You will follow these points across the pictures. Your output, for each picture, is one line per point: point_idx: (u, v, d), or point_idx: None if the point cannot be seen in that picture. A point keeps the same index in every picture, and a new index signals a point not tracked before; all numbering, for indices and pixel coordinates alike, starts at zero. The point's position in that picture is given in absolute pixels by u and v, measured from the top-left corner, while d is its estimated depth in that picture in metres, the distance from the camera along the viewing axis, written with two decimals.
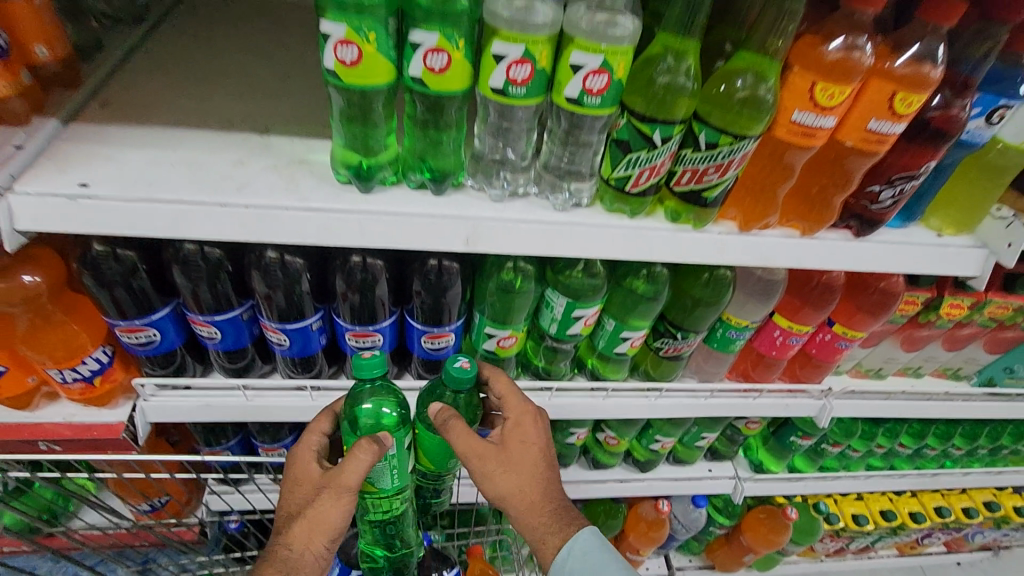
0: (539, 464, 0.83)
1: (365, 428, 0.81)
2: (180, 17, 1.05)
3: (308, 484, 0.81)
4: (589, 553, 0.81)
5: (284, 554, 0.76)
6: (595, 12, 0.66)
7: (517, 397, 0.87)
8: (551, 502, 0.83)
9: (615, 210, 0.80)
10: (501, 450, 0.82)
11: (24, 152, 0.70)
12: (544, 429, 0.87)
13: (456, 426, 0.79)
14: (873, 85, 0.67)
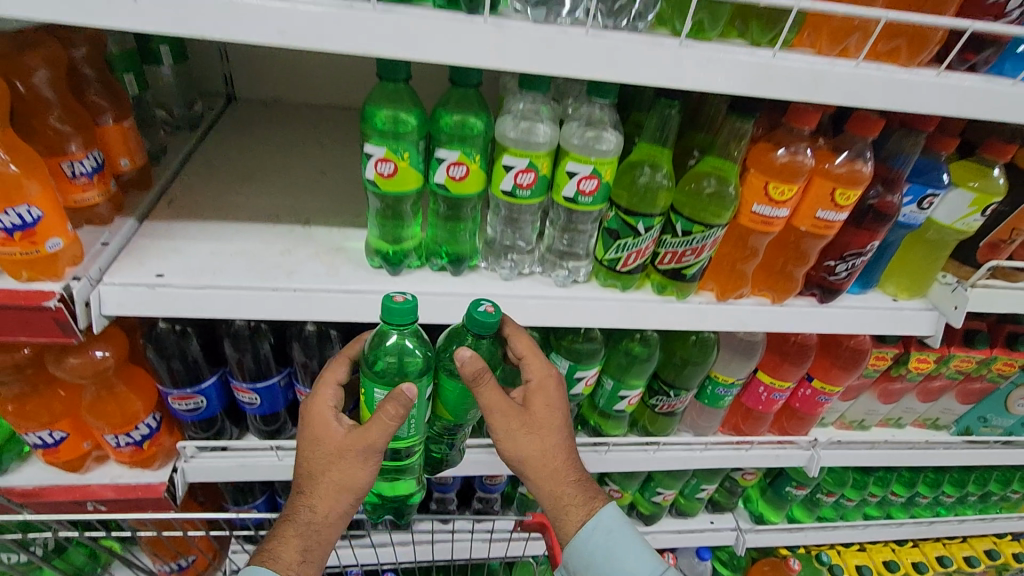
0: (563, 429, 0.83)
1: (389, 373, 0.76)
2: (229, 123, 1.21)
3: (322, 449, 0.77)
4: (612, 530, 0.85)
5: (305, 519, 0.78)
6: (585, 129, 0.81)
7: (541, 360, 0.81)
8: (570, 474, 0.84)
9: (608, 285, 0.92)
10: (524, 415, 0.80)
11: (109, 248, 0.83)
12: (565, 390, 0.85)
13: (487, 388, 0.74)
14: (817, 183, 0.82)
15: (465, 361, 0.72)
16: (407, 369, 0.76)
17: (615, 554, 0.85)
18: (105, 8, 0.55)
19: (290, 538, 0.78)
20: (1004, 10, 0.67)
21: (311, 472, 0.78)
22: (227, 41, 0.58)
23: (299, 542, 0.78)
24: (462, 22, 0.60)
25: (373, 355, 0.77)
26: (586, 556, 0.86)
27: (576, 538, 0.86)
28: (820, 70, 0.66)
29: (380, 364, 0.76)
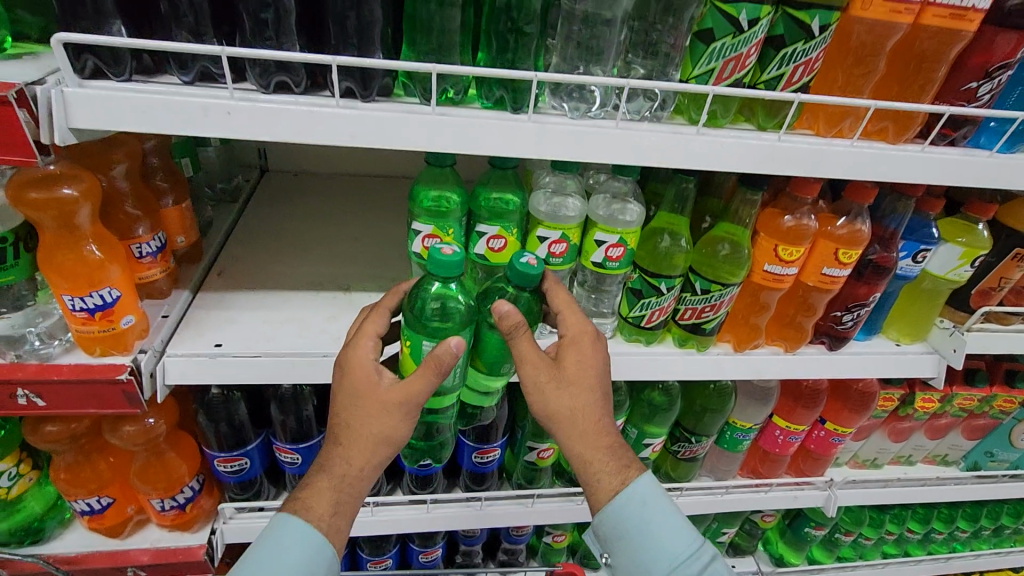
0: (598, 385, 0.79)
1: (434, 323, 0.74)
2: (265, 193, 1.29)
3: (361, 403, 0.74)
4: (646, 500, 0.80)
5: (338, 470, 0.76)
6: (611, 202, 0.90)
7: (578, 316, 0.80)
8: (605, 436, 0.79)
9: (632, 339, 0.99)
10: (557, 370, 0.77)
11: (169, 321, 0.89)
12: (601, 348, 0.81)
13: (524, 341, 0.73)
14: (821, 244, 0.90)
15: (503, 313, 0.72)
16: (449, 317, 0.74)
17: (649, 523, 0.80)
18: (203, 120, 0.63)
19: (323, 490, 0.76)
20: (975, 94, 0.77)
21: (348, 425, 0.75)
22: (305, 143, 0.66)
23: (331, 494, 0.76)
24: (509, 120, 0.68)
25: (415, 303, 0.75)
26: (620, 526, 0.81)
27: (609, 508, 0.81)
28: (821, 150, 0.75)
29: (424, 312, 0.75)
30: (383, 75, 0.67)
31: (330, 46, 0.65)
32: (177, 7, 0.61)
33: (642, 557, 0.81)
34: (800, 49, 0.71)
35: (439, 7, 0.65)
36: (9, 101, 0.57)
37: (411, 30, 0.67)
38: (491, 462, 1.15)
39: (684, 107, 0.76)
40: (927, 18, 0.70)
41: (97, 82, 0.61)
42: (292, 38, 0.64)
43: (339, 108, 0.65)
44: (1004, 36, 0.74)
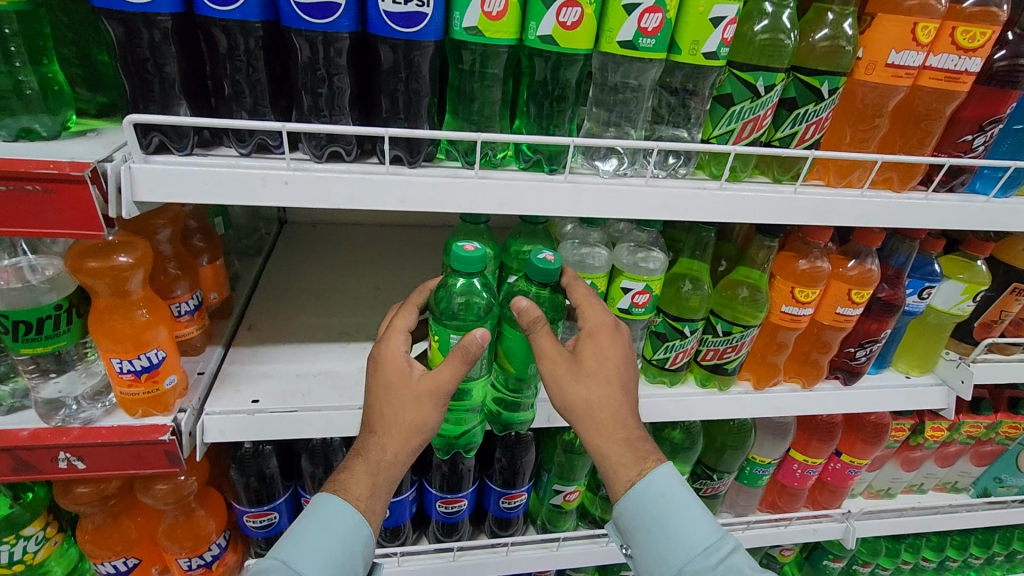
0: (614, 381, 0.75)
1: (459, 317, 0.81)
2: (286, 244, 1.31)
3: (396, 391, 0.75)
4: (666, 495, 0.75)
5: (374, 457, 0.76)
6: (635, 251, 0.94)
7: (596, 307, 0.79)
8: (623, 428, 0.75)
9: (657, 381, 1.01)
10: (575, 363, 0.75)
11: (205, 377, 0.90)
12: (623, 343, 0.79)
13: (542, 335, 0.73)
14: (834, 286, 0.95)
15: (522, 309, 0.73)
16: (473, 313, 0.80)
17: (668, 519, 0.75)
18: (262, 189, 0.66)
19: (359, 474, 0.76)
20: (971, 146, 0.83)
21: (382, 413, 0.75)
22: (356, 208, 0.69)
23: (368, 478, 0.76)
24: (547, 181, 0.72)
25: (442, 298, 0.81)
26: (636, 521, 0.76)
27: (627, 501, 0.76)
28: (834, 200, 0.80)
29: (451, 308, 0.81)
30: (428, 143, 0.72)
31: (380, 119, 0.70)
32: (239, 88, 0.66)
33: (661, 551, 0.75)
34: (811, 110, 0.77)
35: (481, 82, 0.71)
36: (84, 180, 0.61)
37: (455, 101, 0.74)
38: (517, 506, 1.15)
39: (705, 163, 0.82)
40: (924, 80, 0.77)
41: (161, 157, 0.65)
42: (346, 112, 0.68)
43: (390, 174, 0.69)
44: (995, 94, 0.80)
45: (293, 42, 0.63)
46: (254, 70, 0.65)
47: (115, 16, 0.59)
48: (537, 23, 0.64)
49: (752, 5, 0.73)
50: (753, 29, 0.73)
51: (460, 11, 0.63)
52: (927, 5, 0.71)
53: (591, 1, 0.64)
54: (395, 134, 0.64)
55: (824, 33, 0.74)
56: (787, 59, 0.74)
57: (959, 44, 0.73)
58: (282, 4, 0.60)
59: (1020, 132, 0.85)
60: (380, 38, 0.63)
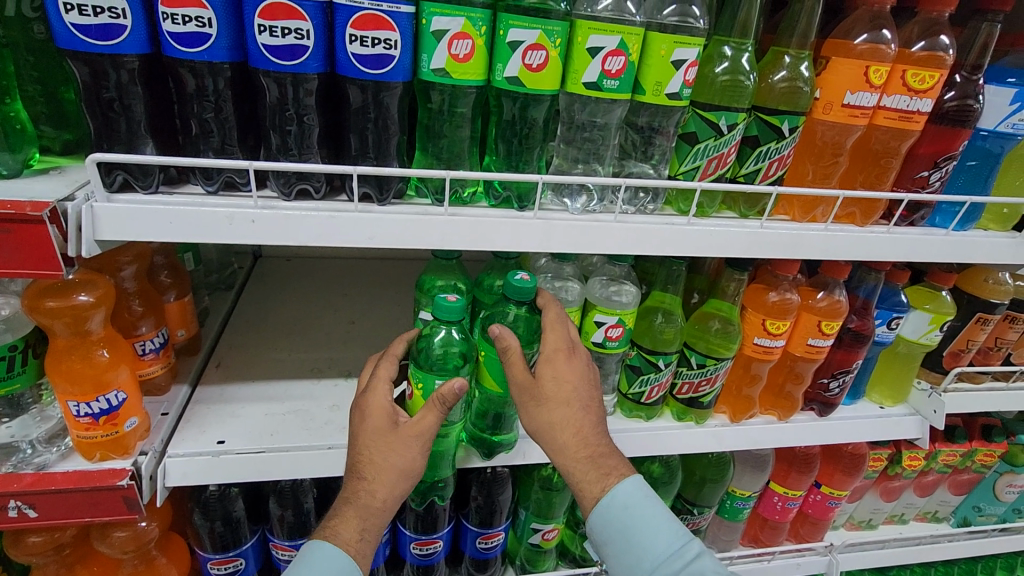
0: (573, 403, 0.74)
1: (438, 363, 0.81)
2: (259, 280, 1.30)
3: (382, 434, 0.74)
4: (631, 507, 0.73)
5: (365, 501, 0.73)
6: (608, 285, 0.95)
7: (559, 332, 0.78)
8: (588, 446, 0.75)
9: (633, 415, 1.01)
10: (534, 387, 0.75)
11: (169, 418, 0.87)
12: (586, 367, 0.77)
13: (511, 363, 0.74)
14: (804, 317, 0.96)
15: (496, 336, 0.75)
16: (450, 359, 0.81)
17: (634, 533, 0.73)
18: (227, 228, 0.65)
19: (349, 518, 0.73)
20: (927, 181, 0.86)
21: (367, 457, 0.74)
22: (325, 245, 0.68)
23: (358, 523, 0.73)
24: (517, 218, 0.72)
25: (418, 349, 0.81)
26: (604, 535, 0.75)
27: (595, 516, 0.75)
28: (800, 234, 0.82)
29: (428, 355, 0.81)
30: (398, 181, 0.72)
31: (349, 157, 0.71)
32: (207, 128, 0.66)
33: (630, 566, 0.73)
34: (773, 148, 0.79)
35: (450, 121, 0.73)
36: (43, 220, 0.60)
37: (423, 139, 0.75)
38: (494, 547, 1.12)
39: (673, 199, 0.83)
40: (880, 119, 0.79)
41: (125, 196, 0.64)
42: (314, 150, 0.69)
43: (357, 212, 0.68)
44: (947, 132, 0.83)
45: (261, 82, 0.64)
46: (222, 111, 0.66)
47: (80, 57, 0.59)
48: (503, 64, 0.66)
49: (712, 49, 0.76)
50: (714, 70, 0.75)
51: (428, 53, 0.64)
52: (877, 50, 0.75)
53: (556, 45, 0.66)
54: (363, 172, 0.65)
55: (783, 74, 0.77)
56: (747, 99, 0.76)
57: (910, 85, 0.76)
58: (250, 45, 0.61)
59: (973, 168, 0.88)
60: (348, 79, 0.64)
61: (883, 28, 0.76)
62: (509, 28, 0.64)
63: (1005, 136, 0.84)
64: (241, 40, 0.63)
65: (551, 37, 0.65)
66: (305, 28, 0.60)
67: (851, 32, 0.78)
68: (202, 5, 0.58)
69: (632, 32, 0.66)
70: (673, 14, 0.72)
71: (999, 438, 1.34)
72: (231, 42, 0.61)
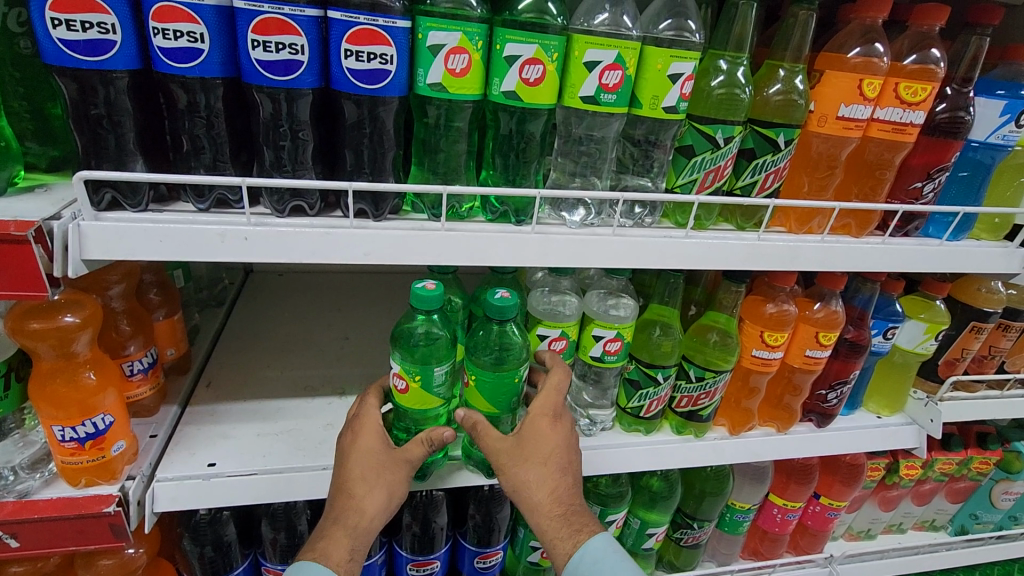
0: (553, 466, 0.75)
1: (421, 350, 0.80)
2: (250, 296, 1.27)
3: (371, 464, 0.75)
4: (601, 562, 0.72)
5: (354, 521, 0.73)
6: (605, 298, 0.94)
7: (551, 394, 0.79)
8: (560, 505, 0.75)
9: (632, 429, 1.00)
10: (518, 447, 0.76)
11: (158, 440, 0.85)
12: (570, 435, 0.79)
13: (484, 435, 0.76)
14: (802, 329, 0.96)
15: (462, 417, 0.77)
16: (435, 346, 0.80)
17: None
18: (219, 246, 0.64)
19: (339, 539, 0.72)
20: (921, 193, 0.86)
21: (358, 474, 0.74)
22: (320, 261, 0.67)
23: (348, 543, 0.72)
24: (515, 232, 0.72)
25: (402, 334, 0.81)
26: None
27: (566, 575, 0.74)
28: (798, 246, 0.82)
29: (412, 341, 0.81)
30: (394, 196, 0.71)
31: (344, 173, 0.70)
32: (198, 144, 0.65)
33: None
34: (769, 160, 0.79)
35: (447, 135, 0.72)
36: (28, 240, 0.58)
37: (419, 153, 0.74)
38: (493, 566, 1.10)
39: (671, 212, 0.83)
40: (874, 131, 0.80)
41: (113, 214, 0.62)
42: (309, 166, 0.68)
43: (353, 229, 0.67)
44: (939, 144, 0.84)
45: (255, 98, 0.63)
46: (214, 127, 0.64)
47: (67, 73, 0.57)
48: (500, 79, 0.65)
49: (707, 62, 0.76)
50: (709, 84, 0.75)
51: (424, 68, 0.63)
52: (871, 64, 0.76)
53: (553, 59, 0.65)
54: (359, 187, 0.64)
55: (778, 87, 0.77)
56: (744, 112, 0.76)
57: (902, 98, 0.77)
58: (243, 60, 0.60)
59: (965, 178, 0.89)
60: (343, 94, 0.63)
61: (876, 41, 0.77)
62: (506, 42, 0.64)
63: (997, 147, 0.84)
64: (234, 55, 0.62)
65: (548, 51, 0.64)
66: (299, 43, 0.59)
67: (845, 45, 0.79)
68: (194, 20, 0.57)
69: (629, 46, 0.66)
70: (669, 27, 0.72)
71: (994, 445, 1.35)
72: (224, 57, 0.60)
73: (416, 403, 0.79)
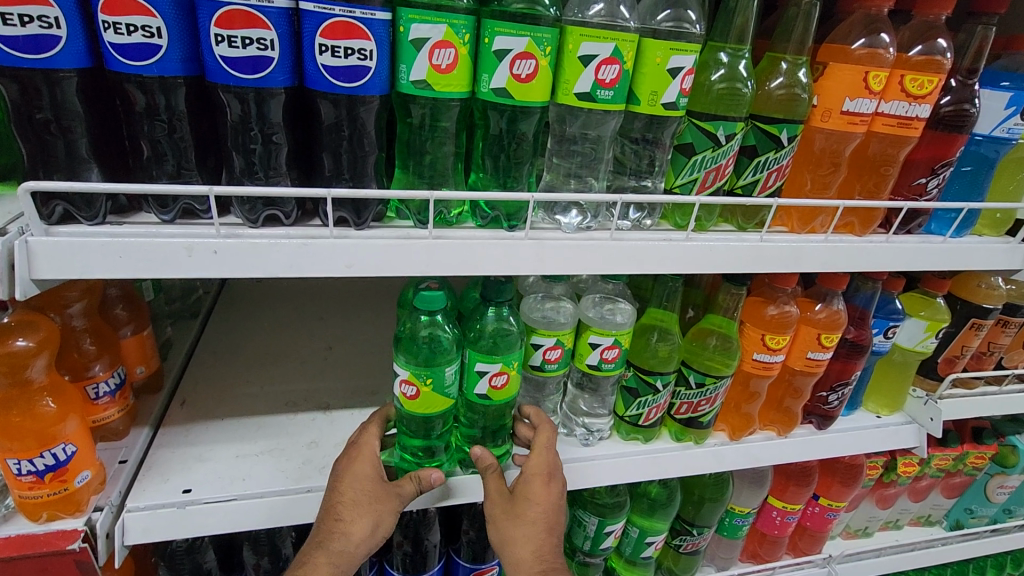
0: (540, 530, 0.78)
1: (425, 353, 0.78)
2: (227, 307, 1.21)
3: (364, 491, 0.75)
4: None
5: (338, 546, 0.73)
6: (602, 304, 0.90)
7: (545, 454, 0.81)
8: (542, 564, 0.77)
9: (631, 438, 0.96)
10: (512, 506, 0.78)
11: (128, 466, 0.79)
12: (563, 496, 0.81)
13: (491, 480, 0.79)
14: (804, 330, 0.93)
15: (479, 455, 0.80)
16: (437, 347, 0.79)
17: None
18: (186, 260, 0.58)
19: (320, 564, 0.72)
20: (925, 189, 0.83)
21: (351, 500, 0.74)
22: (298, 275, 0.62)
23: (327, 570, 0.72)
24: (508, 239, 0.67)
25: (404, 338, 0.79)
26: None
27: None
28: (801, 247, 0.78)
29: (415, 344, 0.79)
30: (377, 203, 0.66)
31: (322, 179, 0.64)
32: (160, 150, 0.59)
33: None
34: (772, 158, 0.75)
35: (433, 137, 0.67)
36: None
37: (404, 155, 0.69)
38: None
39: (670, 213, 0.79)
40: (878, 126, 0.77)
41: (67, 229, 0.57)
42: (283, 173, 0.62)
43: (335, 239, 0.62)
44: (942, 138, 0.81)
45: (221, 98, 0.57)
46: (177, 130, 0.59)
47: (6, 73, 0.51)
48: (489, 75, 0.61)
49: (707, 55, 0.72)
50: (710, 78, 0.71)
51: (407, 64, 0.58)
52: (877, 55, 0.72)
53: (546, 53, 0.61)
54: (338, 195, 0.58)
55: (780, 81, 0.73)
56: (745, 108, 0.72)
57: (909, 91, 0.74)
58: (207, 56, 0.54)
59: (968, 173, 0.87)
60: (318, 93, 0.58)
61: (881, 31, 0.73)
62: (495, 35, 0.59)
63: (1000, 141, 0.82)
64: (197, 51, 0.56)
65: (541, 44, 0.60)
66: (268, 38, 0.54)
67: (849, 36, 0.75)
68: (150, 13, 0.52)
69: (627, 39, 0.62)
70: (668, 18, 0.68)
71: (990, 440, 1.34)
72: (185, 54, 0.55)
73: (427, 407, 0.77)
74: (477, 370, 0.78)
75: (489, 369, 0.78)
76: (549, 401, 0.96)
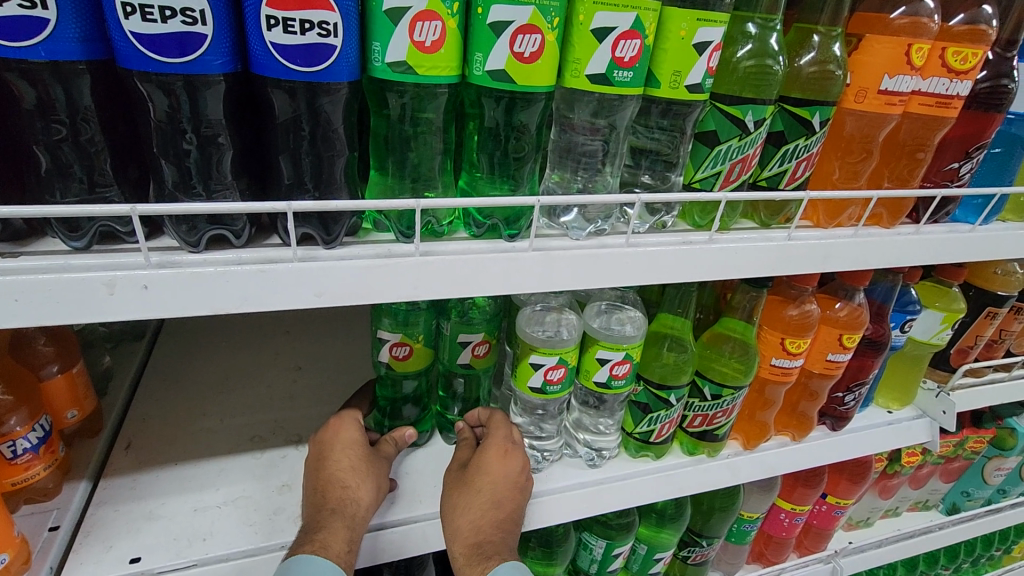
0: (485, 502, 0.68)
1: (404, 313, 0.73)
2: (178, 330, 1.06)
3: (358, 456, 0.69)
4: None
5: (352, 511, 0.65)
6: (610, 313, 0.81)
7: (503, 428, 0.75)
8: (477, 531, 0.66)
9: (640, 455, 0.88)
10: (464, 476, 0.71)
11: (60, 535, 0.66)
12: (523, 473, 0.72)
13: (460, 450, 0.76)
14: (823, 330, 0.85)
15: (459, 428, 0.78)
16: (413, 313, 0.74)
17: None
18: (107, 302, 0.45)
19: (337, 529, 0.62)
20: (957, 174, 0.76)
21: (348, 465, 0.67)
22: (256, 310, 0.50)
23: (348, 533, 0.62)
24: (509, 251, 0.56)
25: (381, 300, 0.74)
26: None
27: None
28: (831, 244, 0.70)
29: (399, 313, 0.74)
30: (350, 215, 0.54)
31: (281, 190, 0.52)
32: (63, 160, 0.46)
33: None
34: (801, 146, 0.66)
35: (416, 133, 0.56)
36: None
37: (380, 154, 0.57)
38: None
39: (688, 211, 0.70)
40: (914, 106, 0.68)
41: None
42: (229, 184, 0.50)
43: (297, 263, 0.50)
44: (979, 119, 0.73)
45: (139, 90, 0.44)
46: (82, 133, 0.46)
47: None
48: (484, 55, 0.49)
49: (733, 27, 0.62)
50: (737, 54, 0.61)
51: (381, 42, 0.47)
52: (920, 24, 0.63)
53: (553, 26, 0.49)
54: (300, 209, 0.46)
55: (811, 57, 0.64)
56: (775, 90, 0.62)
57: (950, 66, 0.65)
58: (114, 34, 0.41)
59: (998, 156, 0.80)
60: (269, 81, 0.46)
61: None
62: (491, 4, 0.47)
63: None
64: (103, 28, 0.43)
65: (547, 15, 0.48)
66: (196, 9, 0.41)
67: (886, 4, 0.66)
68: None
69: (649, 7, 0.51)
70: None
71: (989, 423, 1.34)
72: (85, 31, 0.42)
73: (421, 362, 0.76)
74: (459, 340, 0.75)
75: (470, 339, 0.75)
76: (550, 424, 0.86)
